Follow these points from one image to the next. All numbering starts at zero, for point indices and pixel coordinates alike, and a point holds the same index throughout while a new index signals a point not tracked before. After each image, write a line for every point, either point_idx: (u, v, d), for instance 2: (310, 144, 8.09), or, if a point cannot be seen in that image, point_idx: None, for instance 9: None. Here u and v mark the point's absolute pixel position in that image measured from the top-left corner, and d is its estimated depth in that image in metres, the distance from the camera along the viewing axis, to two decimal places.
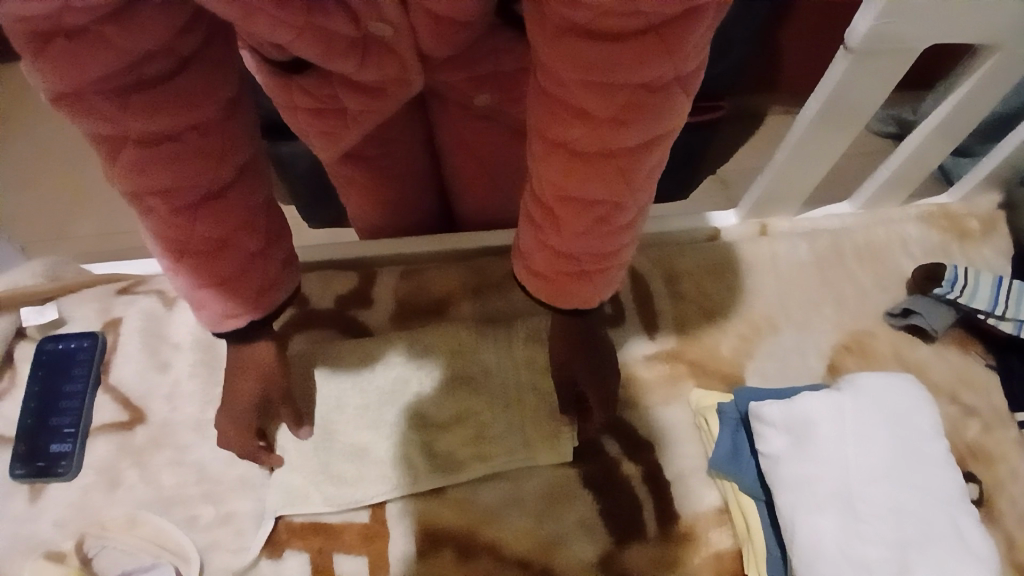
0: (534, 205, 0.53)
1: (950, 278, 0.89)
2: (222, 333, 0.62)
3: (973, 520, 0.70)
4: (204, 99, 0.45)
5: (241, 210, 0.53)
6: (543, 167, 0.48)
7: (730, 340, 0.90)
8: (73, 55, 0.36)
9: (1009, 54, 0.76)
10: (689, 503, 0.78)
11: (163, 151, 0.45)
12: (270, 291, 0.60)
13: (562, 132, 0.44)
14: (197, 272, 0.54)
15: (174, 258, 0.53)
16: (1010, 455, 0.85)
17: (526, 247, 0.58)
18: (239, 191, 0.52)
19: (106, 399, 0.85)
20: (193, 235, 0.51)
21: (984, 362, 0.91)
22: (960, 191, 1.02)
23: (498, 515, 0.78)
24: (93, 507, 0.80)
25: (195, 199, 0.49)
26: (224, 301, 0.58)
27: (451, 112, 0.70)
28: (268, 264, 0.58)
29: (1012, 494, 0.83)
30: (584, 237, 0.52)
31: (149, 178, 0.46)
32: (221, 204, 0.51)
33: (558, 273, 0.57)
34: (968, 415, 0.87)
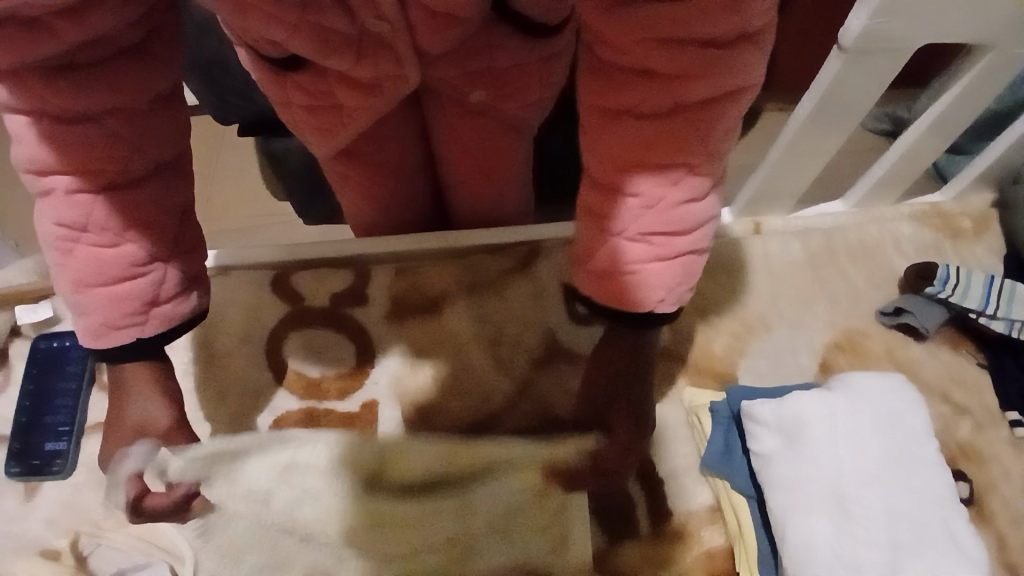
0: (594, 192, 0.50)
1: (942, 277, 0.89)
2: (99, 350, 0.56)
3: (964, 519, 0.71)
4: (130, 89, 0.47)
5: (148, 207, 0.52)
6: (602, 145, 0.48)
7: (723, 338, 0.90)
8: (20, 38, 0.40)
9: (1002, 53, 0.76)
10: (682, 503, 0.79)
11: (78, 132, 0.47)
12: (161, 305, 0.55)
13: (628, 98, 0.45)
14: (81, 266, 0.52)
15: (64, 246, 0.51)
16: (1001, 453, 0.86)
17: (585, 245, 0.52)
18: (153, 189, 0.52)
19: (101, 398, 0.85)
20: (89, 220, 0.50)
21: (975, 361, 0.91)
22: (953, 190, 1.02)
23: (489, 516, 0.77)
24: (89, 505, 0.80)
25: (102, 187, 0.50)
26: (103, 311, 0.53)
27: (446, 110, 0.70)
28: (165, 274, 0.54)
29: (1002, 493, 0.84)
30: (655, 216, 0.49)
31: (63, 156, 0.48)
32: (131, 197, 0.51)
33: (625, 269, 0.51)
34: (959, 414, 0.88)
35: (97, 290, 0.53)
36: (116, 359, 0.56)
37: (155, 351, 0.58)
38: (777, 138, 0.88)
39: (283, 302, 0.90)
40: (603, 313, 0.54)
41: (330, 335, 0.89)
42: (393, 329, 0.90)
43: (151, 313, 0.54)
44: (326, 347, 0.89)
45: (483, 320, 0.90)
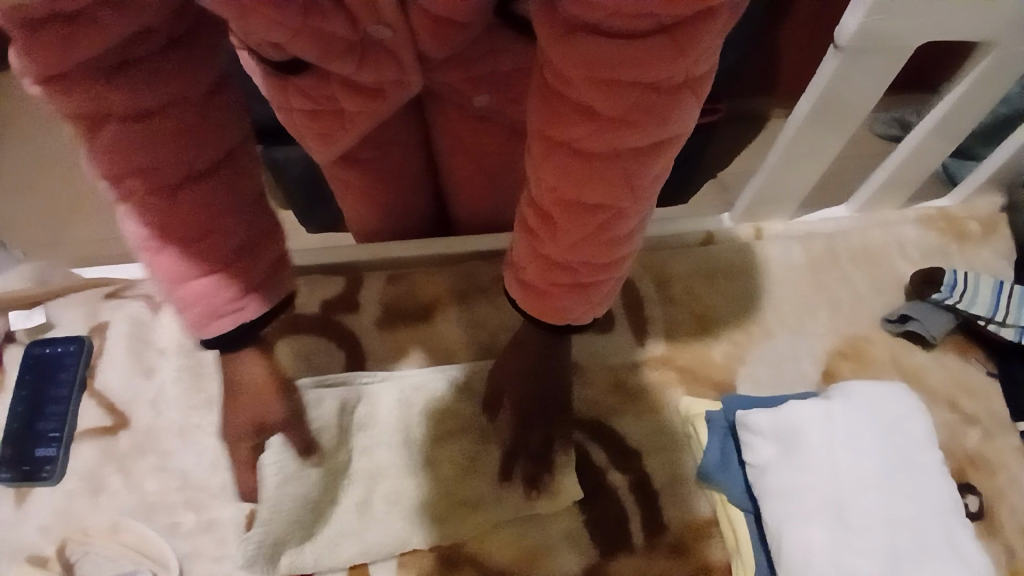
0: (531, 212, 0.52)
1: (949, 283, 0.87)
2: (207, 338, 0.56)
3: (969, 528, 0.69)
4: (183, 79, 0.43)
5: (223, 199, 0.49)
6: (542, 171, 0.47)
7: (722, 346, 0.88)
8: (61, 42, 0.36)
9: (1005, 52, 0.74)
10: (677, 514, 0.76)
11: (145, 134, 0.43)
12: (254, 290, 0.54)
13: (568, 131, 0.43)
14: (173, 261, 0.50)
15: (152, 245, 0.50)
16: (1009, 462, 0.83)
17: (519, 259, 0.56)
18: (221, 182, 0.49)
19: (91, 405, 0.84)
20: (172, 221, 0.48)
21: (984, 368, 0.88)
22: (961, 194, 1.01)
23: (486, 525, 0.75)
24: (78, 513, 0.78)
25: (178, 184, 0.47)
26: (203, 303, 0.53)
27: (447, 114, 0.70)
28: (252, 264, 0.53)
29: (1012, 503, 0.81)
30: (584, 244, 0.51)
31: (124, 160, 0.44)
32: (205, 190, 0.48)
33: (552, 287, 0.55)
34: (968, 423, 0.85)
35: (190, 285, 0.52)
36: (220, 346, 0.57)
37: (249, 337, 0.58)
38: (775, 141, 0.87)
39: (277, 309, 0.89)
40: (533, 319, 0.60)
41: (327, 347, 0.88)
42: (388, 338, 0.89)
43: (246, 296, 0.54)
44: (322, 356, 0.88)
45: (476, 327, 0.90)
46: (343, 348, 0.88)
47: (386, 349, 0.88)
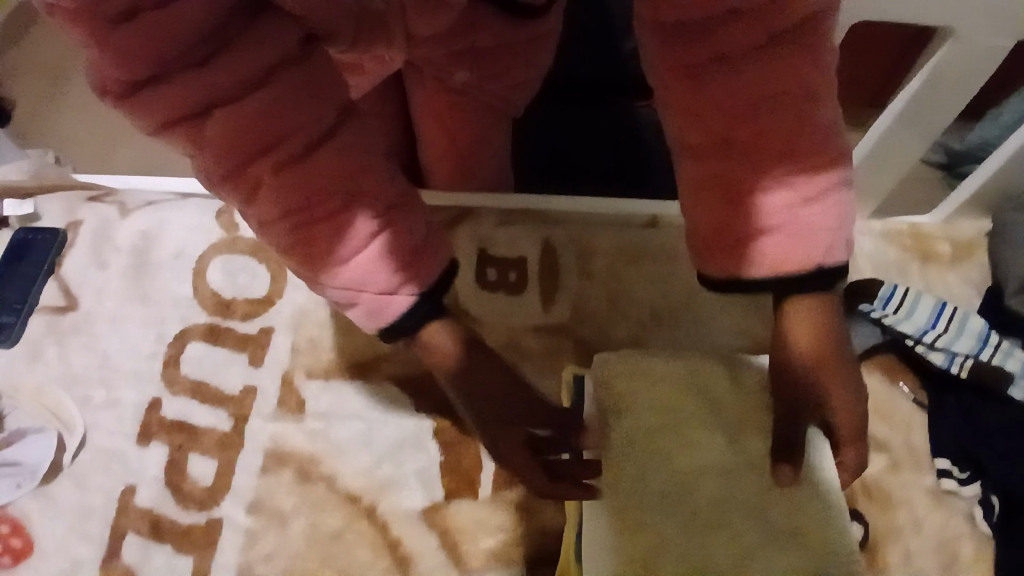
0: (701, 166, 0.50)
1: (884, 296, 0.80)
2: (386, 328, 0.53)
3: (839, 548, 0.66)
4: (281, 44, 0.40)
5: (352, 155, 0.47)
6: (699, 111, 0.49)
7: (625, 326, 0.87)
8: (134, 43, 0.36)
9: (961, 39, 0.71)
10: None
11: (261, 105, 0.41)
12: (410, 266, 0.50)
13: (709, 53, 0.46)
14: (328, 244, 0.48)
15: (298, 235, 0.48)
16: (914, 500, 0.76)
17: (706, 223, 0.52)
18: (347, 136, 0.46)
19: (52, 287, 0.94)
20: (309, 197, 0.46)
21: (911, 396, 0.81)
22: (942, 212, 0.93)
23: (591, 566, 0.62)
24: (16, 373, 0.88)
25: (300, 151, 0.44)
26: (380, 275, 0.50)
27: (427, 84, 0.81)
28: (405, 221, 0.50)
29: (905, 543, 0.74)
30: (785, 149, 0.48)
31: (243, 145, 0.42)
32: (332, 151, 0.46)
33: (784, 211, 0.49)
34: (874, 448, 0.78)
35: (352, 267, 0.49)
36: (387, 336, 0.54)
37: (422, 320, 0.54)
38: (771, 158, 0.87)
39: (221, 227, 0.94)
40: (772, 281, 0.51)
41: None
42: None
43: (412, 263, 0.50)
44: None
45: None
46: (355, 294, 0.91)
47: None
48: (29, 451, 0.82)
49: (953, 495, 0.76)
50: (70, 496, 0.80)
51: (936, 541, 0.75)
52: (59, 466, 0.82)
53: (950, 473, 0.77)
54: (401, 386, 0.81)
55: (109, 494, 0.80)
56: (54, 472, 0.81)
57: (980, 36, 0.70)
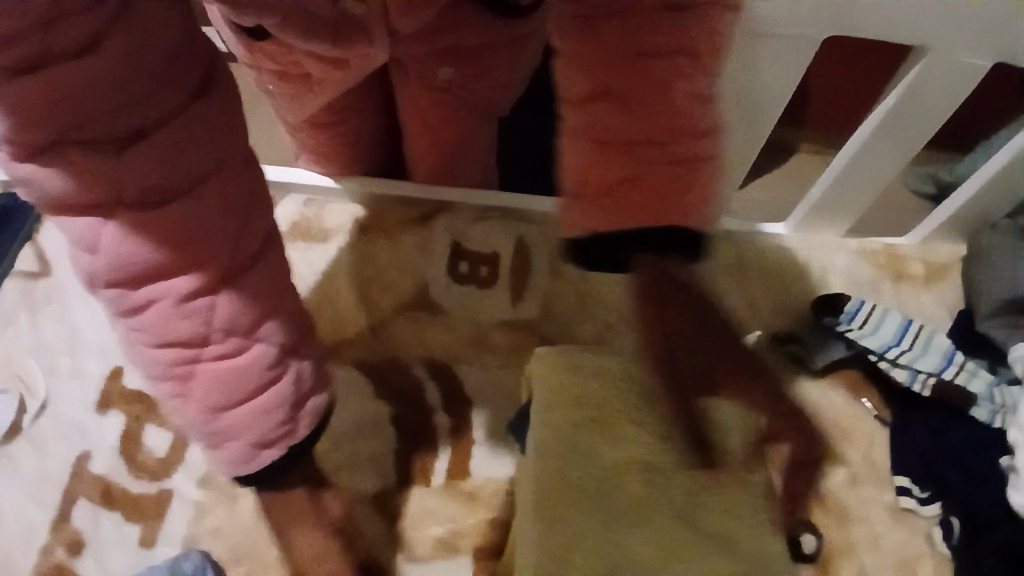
0: (578, 104, 0.38)
1: (850, 310, 0.79)
2: (244, 473, 0.46)
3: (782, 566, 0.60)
4: (210, 147, 0.35)
5: (268, 292, 0.41)
6: (582, 36, 0.36)
7: (593, 325, 0.87)
8: (42, 113, 0.29)
9: (935, 59, 0.72)
10: (485, 465, 0.77)
11: (168, 220, 0.35)
12: (299, 409, 0.45)
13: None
14: (212, 390, 0.41)
15: (180, 372, 0.40)
16: (870, 517, 0.75)
17: (576, 178, 0.40)
18: (262, 267, 0.40)
19: (27, 253, 0.94)
20: (210, 328, 0.39)
21: (875, 414, 0.80)
22: (919, 234, 0.93)
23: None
24: None
25: (209, 283, 0.37)
26: (261, 424, 0.43)
27: (411, 84, 0.77)
28: (303, 362, 0.45)
29: (858, 560, 0.73)
30: (667, 106, 0.37)
31: (141, 255, 0.35)
32: (246, 283, 0.39)
33: (655, 182, 0.38)
34: (834, 462, 0.77)
35: (236, 414, 0.42)
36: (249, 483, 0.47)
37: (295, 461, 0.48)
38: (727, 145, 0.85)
39: None
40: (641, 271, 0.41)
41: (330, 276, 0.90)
42: (345, 255, 0.91)
43: (299, 416, 0.45)
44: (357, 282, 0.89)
45: (365, 256, 0.91)
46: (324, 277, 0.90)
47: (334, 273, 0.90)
48: None
49: (910, 514, 0.75)
50: (24, 460, 0.80)
51: (890, 559, 0.74)
52: (17, 430, 0.82)
53: (910, 491, 0.76)
54: (365, 373, 0.82)
55: (64, 460, 0.79)
56: (12, 435, 0.81)
57: (954, 57, 0.72)
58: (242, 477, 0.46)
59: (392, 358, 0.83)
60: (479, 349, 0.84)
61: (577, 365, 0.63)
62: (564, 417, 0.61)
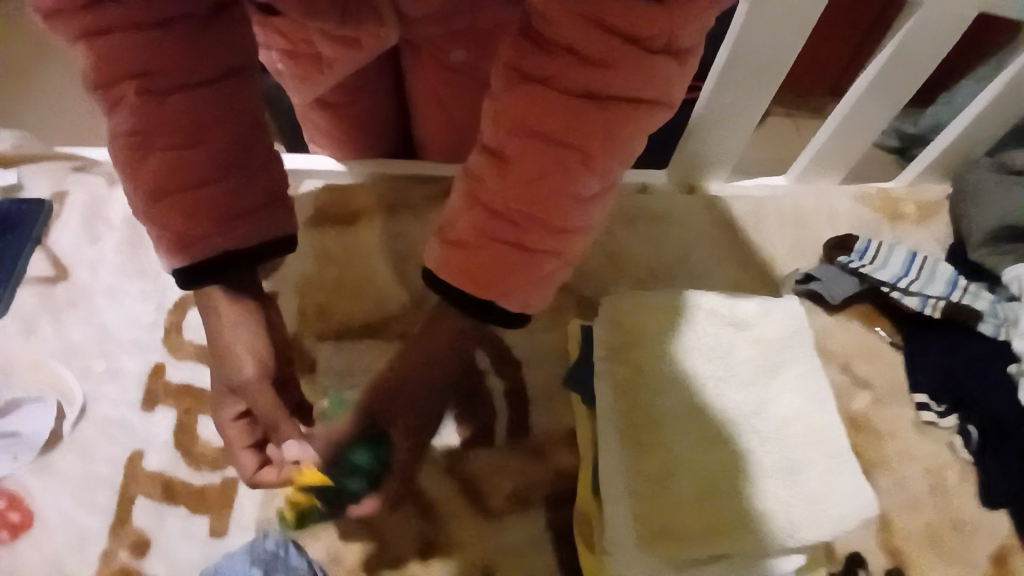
0: (478, 154, 0.48)
1: (860, 249, 0.87)
2: (181, 266, 0.52)
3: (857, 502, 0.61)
4: None
5: (219, 112, 0.48)
6: (497, 115, 0.45)
7: (626, 282, 0.91)
8: None
9: (927, 14, 0.78)
10: (542, 420, 0.80)
11: (142, 40, 0.44)
12: (237, 222, 0.51)
13: (539, 66, 0.43)
14: (157, 174, 0.48)
15: (133, 156, 0.48)
16: (899, 433, 0.82)
17: (454, 211, 0.49)
18: (217, 93, 0.48)
19: (40, 258, 0.91)
20: (163, 125, 0.47)
21: (889, 340, 0.87)
22: (906, 178, 1.01)
23: (647, 510, 0.59)
24: (5, 346, 0.85)
25: (171, 88, 0.47)
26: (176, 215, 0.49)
27: (422, 62, 0.77)
28: (254, 180, 0.51)
29: (894, 473, 0.79)
30: (532, 197, 0.46)
31: (117, 61, 0.45)
32: (203, 100, 0.48)
33: (490, 244, 0.48)
34: (858, 387, 0.84)
35: (173, 200, 0.49)
36: (189, 280, 0.53)
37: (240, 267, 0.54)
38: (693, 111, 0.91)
39: None
40: (465, 301, 0.51)
41: (358, 256, 0.91)
42: (372, 233, 0.93)
43: (231, 223, 0.51)
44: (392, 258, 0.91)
45: (396, 236, 0.93)
46: (355, 258, 0.91)
47: (369, 253, 0.91)
48: (27, 421, 0.79)
49: (932, 426, 0.82)
50: (70, 466, 0.78)
51: (922, 469, 0.80)
52: (58, 438, 0.79)
53: (929, 406, 0.83)
54: (414, 346, 0.85)
55: (116, 460, 0.78)
56: (53, 443, 0.79)
57: (943, 11, 0.77)
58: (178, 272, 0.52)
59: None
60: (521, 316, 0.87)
61: (644, 309, 0.67)
62: (640, 356, 0.65)
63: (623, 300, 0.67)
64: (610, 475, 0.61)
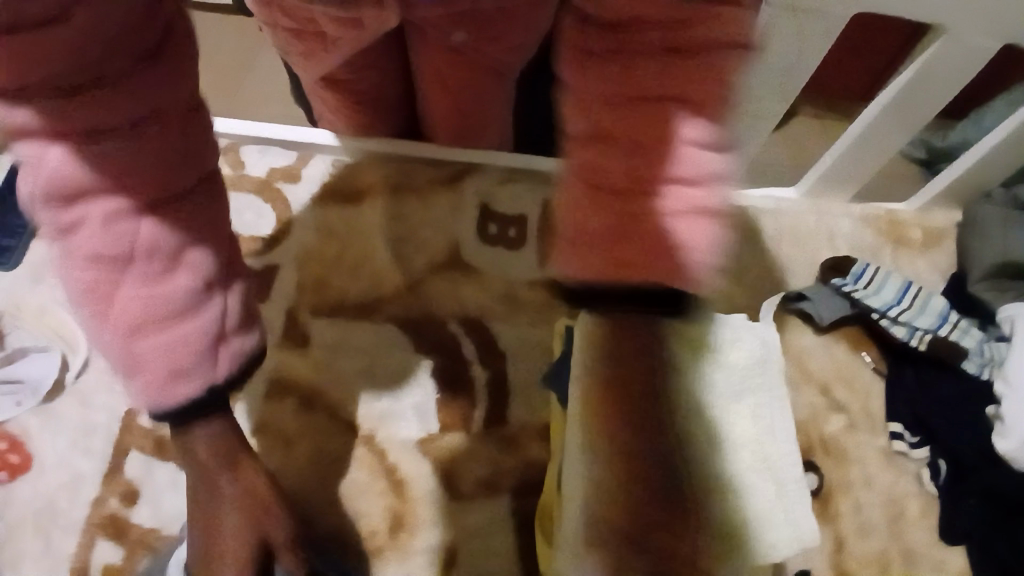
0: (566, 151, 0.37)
1: (856, 272, 0.86)
2: (163, 409, 0.42)
3: (793, 529, 0.63)
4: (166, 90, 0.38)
5: (198, 225, 0.41)
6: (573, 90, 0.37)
7: None
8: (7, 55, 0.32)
9: (953, 38, 0.75)
10: (518, 412, 0.83)
11: (107, 154, 0.37)
12: (223, 342, 0.42)
13: (606, 7, 0.35)
14: (131, 308, 0.39)
15: (93, 295, 0.39)
16: (867, 459, 0.83)
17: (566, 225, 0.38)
18: (195, 203, 0.41)
19: None
20: (134, 251, 0.39)
21: (872, 366, 0.87)
22: (917, 202, 0.99)
23: (597, 519, 0.61)
24: (16, 293, 0.89)
25: (142, 206, 0.39)
26: (146, 318, 0.40)
27: (427, 45, 0.71)
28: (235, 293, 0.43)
29: (855, 498, 0.81)
30: (645, 155, 0.35)
31: (84, 180, 0.37)
32: (180, 213, 0.40)
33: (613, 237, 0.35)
34: (835, 410, 0.84)
35: (147, 341, 0.40)
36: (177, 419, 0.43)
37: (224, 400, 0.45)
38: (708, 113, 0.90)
39: (228, 165, 0.96)
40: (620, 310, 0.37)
41: (358, 236, 0.92)
42: (371, 211, 0.94)
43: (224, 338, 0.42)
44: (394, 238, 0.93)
45: (398, 218, 0.94)
46: (352, 237, 0.92)
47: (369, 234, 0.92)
48: (33, 368, 0.84)
49: (901, 456, 0.83)
50: (70, 413, 0.82)
51: (884, 497, 0.81)
52: (60, 385, 0.83)
53: (902, 436, 0.84)
54: (402, 328, 0.87)
55: (113, 412, 0.83)
56: (55, 390, 0.83)
57: (969, 37, 0.75)
58: (161, 415, 0.43)
59: (427, 314, 0.88)
60: (509, 310, 0.88)
61: None
62: None
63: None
64: (569, 482, 0.62)
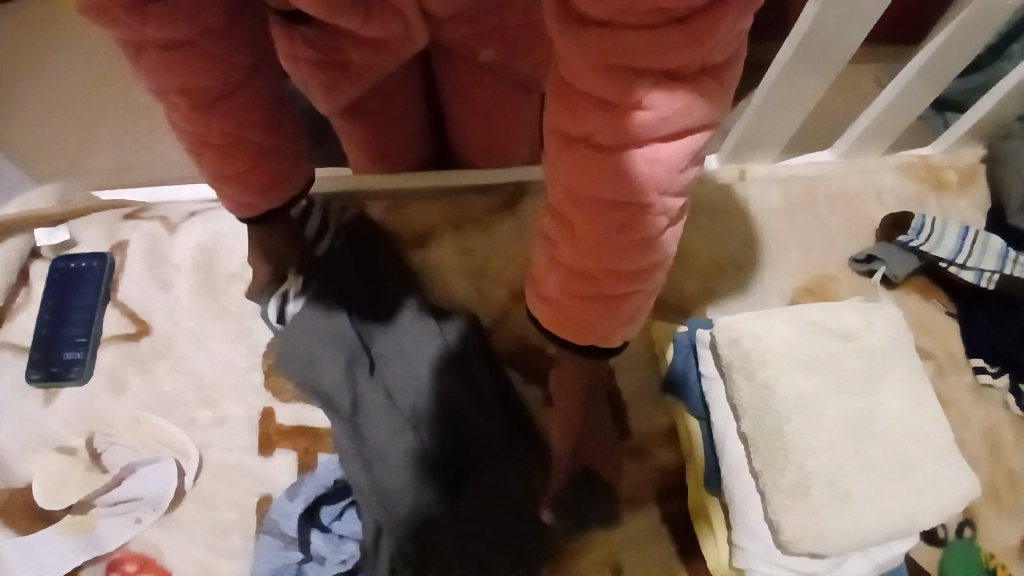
0: (549, 219, 0.47)
1: (916, 226, 0.92)
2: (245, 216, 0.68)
3: (958, 486, 0.74)
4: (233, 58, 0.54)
5: (269, 122, 0.60)
6: (556, 171, 0.43)
7: (697, 279, 0.95)
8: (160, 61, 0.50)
9: (986, 3, 0.77)
10: (641, 422, 0.85)
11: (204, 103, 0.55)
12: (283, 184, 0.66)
13: (580, 126, 0.40)
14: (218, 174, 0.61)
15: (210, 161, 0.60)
16: (960, 398, 0.89)
17: (540, 273, 0.51)
18: (263, 108, 0.59)
19: (113, 313, 0.90)
20: (257, 139, 0.60)
21: (945, 310, 0.93)
22: (943, 143, 1.04)
23: (806, 519, 0.71)
24: (100, 409, 0.86)
25: (223, 133, 0.57)
26: (243, 190, 0.63)
27: (454, 66, 0.73)
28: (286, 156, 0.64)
29: (958, 436, 0.87)
30: (609, 252, 0.44)
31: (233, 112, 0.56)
32: (257, 122, 0.59)
33: (575, 300, 0.49)
34: (921, 358, 0.90)
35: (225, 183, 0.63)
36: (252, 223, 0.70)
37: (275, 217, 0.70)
38: (754, 95, 0.91)
39: None
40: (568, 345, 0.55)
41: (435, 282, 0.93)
42: (436, 248, 0.94)
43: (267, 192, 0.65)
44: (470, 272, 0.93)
45: (467, 253, 0.94)
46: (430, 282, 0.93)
47: (443, 274, 0.93)
48: (146, 482, 0.81)
49: (990, 388, 0.89)
50: (198, 519, 0.81)
51: (982, 429, 0.88)
52: (178, 493, 0.82)
53: (986, 369, 0.90)
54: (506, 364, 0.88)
55: (243, 508, 0.81)
56: (175, 499, 0.82)
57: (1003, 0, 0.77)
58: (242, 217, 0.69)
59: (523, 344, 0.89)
60: None
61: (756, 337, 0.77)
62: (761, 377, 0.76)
63: (735, 321, 0.78)
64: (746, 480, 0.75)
